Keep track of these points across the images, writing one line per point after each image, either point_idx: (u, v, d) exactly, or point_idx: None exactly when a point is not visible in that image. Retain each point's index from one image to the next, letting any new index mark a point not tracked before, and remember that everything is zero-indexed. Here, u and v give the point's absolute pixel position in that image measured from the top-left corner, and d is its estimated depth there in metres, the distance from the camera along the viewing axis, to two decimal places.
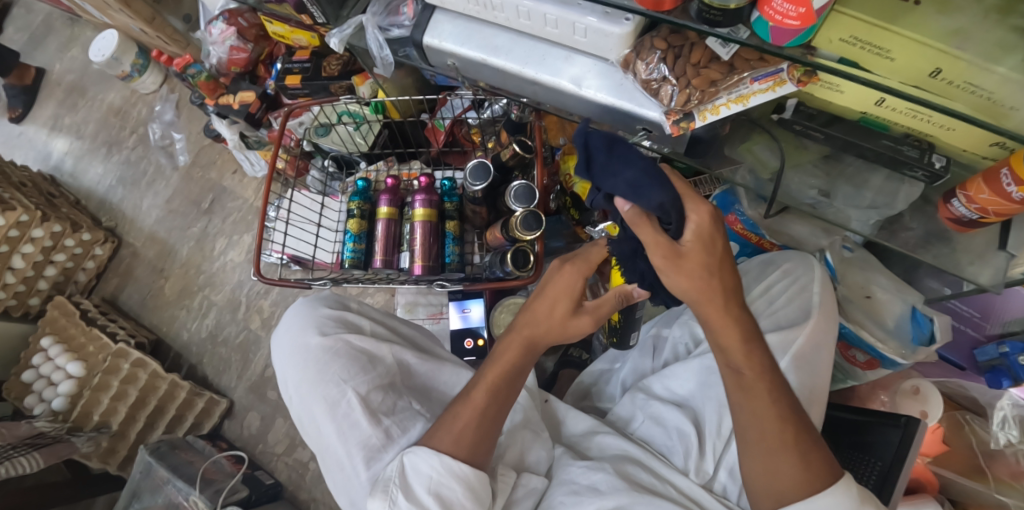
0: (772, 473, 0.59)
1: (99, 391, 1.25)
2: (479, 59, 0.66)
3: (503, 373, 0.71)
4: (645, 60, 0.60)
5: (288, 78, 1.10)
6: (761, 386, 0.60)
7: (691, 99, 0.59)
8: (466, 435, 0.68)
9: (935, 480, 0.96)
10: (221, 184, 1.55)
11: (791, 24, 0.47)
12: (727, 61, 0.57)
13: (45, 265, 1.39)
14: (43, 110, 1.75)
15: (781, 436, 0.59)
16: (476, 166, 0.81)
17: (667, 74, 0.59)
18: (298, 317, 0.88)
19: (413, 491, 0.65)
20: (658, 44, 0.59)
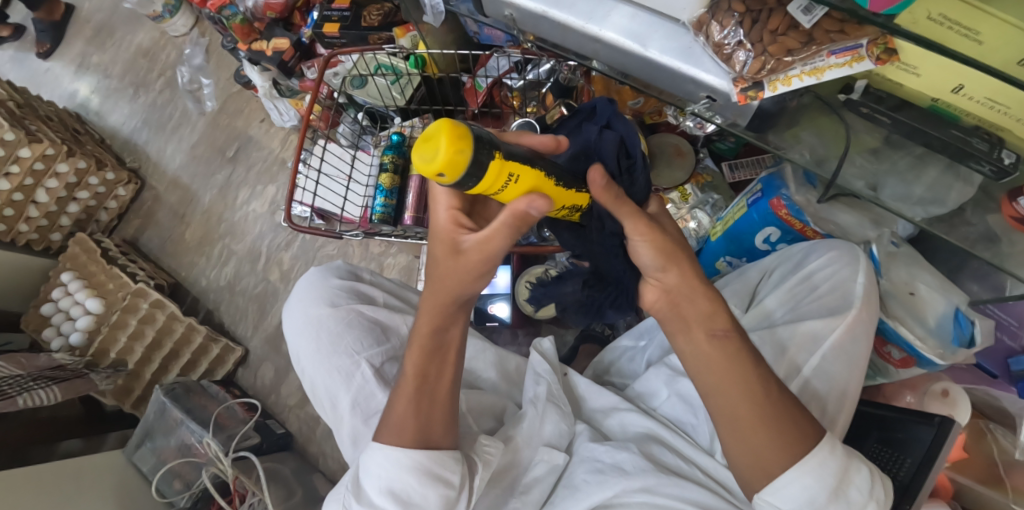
0: (755, 453, 0.57)
1: (117, 329, 1.26)
2: (540, 11, 0.62)
3: (427, 339, 0.65)
4: (720, 22, 0.54)
5: (326, 25, 1.08)
6: (746, 357, 0.59)
7: (765, 68, 0.54)
8: (410, 424, 0.64)
9: (949, 485, 0.95)
10: (247, 133, 1.53)
11: None
12: (806, 30, 0.52)
13: (69, 201, 1.40)
14: (71, 48, 1.73)
15: (757, 410, 0.57)
16: (522, 124, 0.79)
17: (743, 39, 0.54)
18: (309, 286, 0.87)
19: (364, 493, 0.63)
20: (736, 7, 0.53)
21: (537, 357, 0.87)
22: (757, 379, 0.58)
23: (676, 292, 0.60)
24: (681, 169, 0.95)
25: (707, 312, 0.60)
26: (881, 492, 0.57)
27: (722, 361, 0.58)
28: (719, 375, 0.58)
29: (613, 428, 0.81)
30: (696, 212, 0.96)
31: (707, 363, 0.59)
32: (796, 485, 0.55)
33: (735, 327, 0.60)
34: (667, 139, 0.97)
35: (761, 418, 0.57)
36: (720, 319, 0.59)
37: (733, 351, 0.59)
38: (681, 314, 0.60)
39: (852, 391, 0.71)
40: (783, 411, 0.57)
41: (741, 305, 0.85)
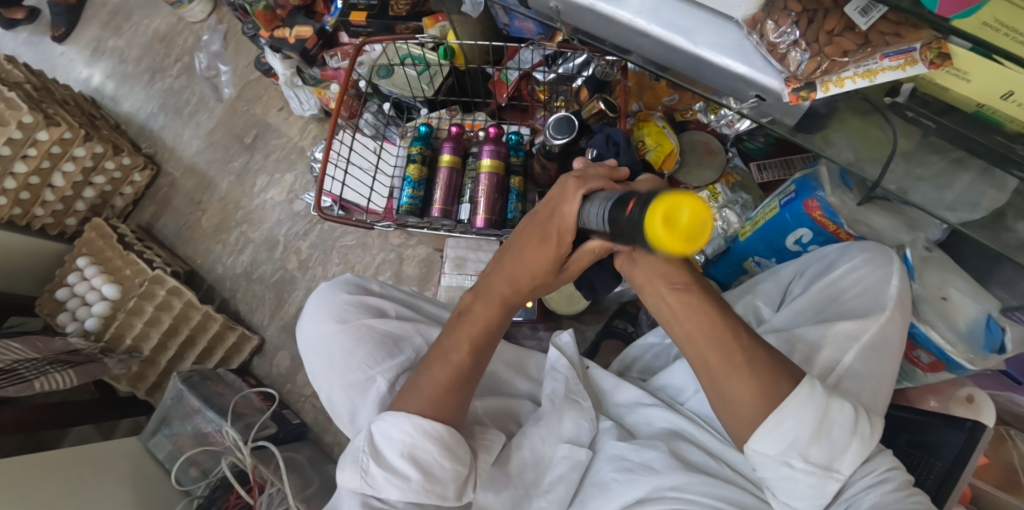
0: (732, 399, 0.58)
1: (133, 315, 1.26)
2: (586, 4, 0.61)
3: (485, 327, 0.71)
4: (776, 21, 0.53)
5: (353, 14, 1.06)
6: (706, 305, 0.61)
7: (820, 68, 0.53)
8: (448, 396, 0.67)
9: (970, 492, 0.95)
10: (266, 120, 1.52)
11: None
12: (862, 31, 0.51)
13: (84, 186, 1.39)
14: (87, 31, 1.71)
15: (723, 353, 0.58)
16: (561, 119, 0.77)
17: (798, 38, 0.53)
18: (319, 304, 0.86)
19: (382, 459, 0.64)
20: (792, 6, 0.52)
21: (555, 353, 0.86)
22: (717, 322, 0.60)
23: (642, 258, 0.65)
24: (711, 167, 0.95)
25: (663, 270, 0.63)
26: (866, 428, 0.55)
27: (681, 310, 0.62)
28: (684, 322, 0.62)
29: (638, 425, 0.81)
30: (726, 211, 0.94)
31: (675, 320, 0.63)
32: (775, 431, 0.55)
33: (694, 280, 0.63)
34: (696, 137, 0.97)
35: (728, 356, 0.58)
36: (678, 275, 0.63)
37: (692, 302, 0.62)
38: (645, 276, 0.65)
39: (879, 405, 0.69)
40: (746, 350, 0.58)
41: (769, 306, 0.84)
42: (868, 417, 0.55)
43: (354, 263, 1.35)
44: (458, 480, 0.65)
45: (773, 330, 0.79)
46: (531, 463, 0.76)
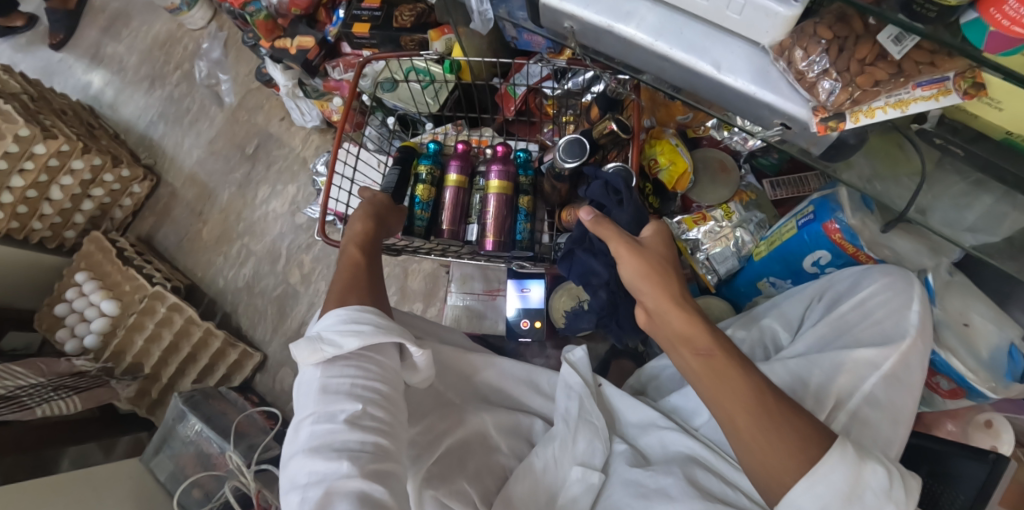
0: (763, 463, 0.52)
1: (134, 332, 1.24)
2: (603, 25, 0.57)
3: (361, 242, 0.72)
4: (805, 49, 0.50)
5: (355, 25, 1.04)
6: (734, 368, 0.55)
7: (850, 98, 0.51)
8: (354, 289, 0.64)
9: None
10: (268, 130, 1.49)
11: (1018, 33, 0.40)
12: (896, 61, 0.49)
13: (83, 198, 1.36)
14: (85, 37, 1.69)
15: (752, 416, 0.52)
16: (571, 141, 0.75)
17: (829, 66, 0.50)
18: None
19: (329, 336, 0.57)
20: (822, 33, 0.50)
21: (568, 370, 0.84)
22: (745, 384, 0.54)
23: (662, 316, 0.60)
24: (724, 185, 0.93)
25: (685, 332, 0.57)
26: (900, 494, 0.52)
27: (705, 375, 0.55)
28: (709, 386, 0.55)
29: (651, 447, 0.78)
30: (738, 231, 0.91)
31: (697, 380, 0.57)
32: (809, 496, 0.50)
33: (718, 343, 0.56)
34: (710, 154, 0.95)
35: (756, 419, 0.52)
36: (700, 339, 0.56)
37: (719, 367, 0.55)
38: (668, 332, 0.59)
39: (899, 436, 0.67)
40: (780, 416, 0.53)
41: (787, 332, 0.82)
42: (900, 479, 0.52)
43: None
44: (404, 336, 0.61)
45: (794, 356, 0.76)
46: (543, 488, 0.72)
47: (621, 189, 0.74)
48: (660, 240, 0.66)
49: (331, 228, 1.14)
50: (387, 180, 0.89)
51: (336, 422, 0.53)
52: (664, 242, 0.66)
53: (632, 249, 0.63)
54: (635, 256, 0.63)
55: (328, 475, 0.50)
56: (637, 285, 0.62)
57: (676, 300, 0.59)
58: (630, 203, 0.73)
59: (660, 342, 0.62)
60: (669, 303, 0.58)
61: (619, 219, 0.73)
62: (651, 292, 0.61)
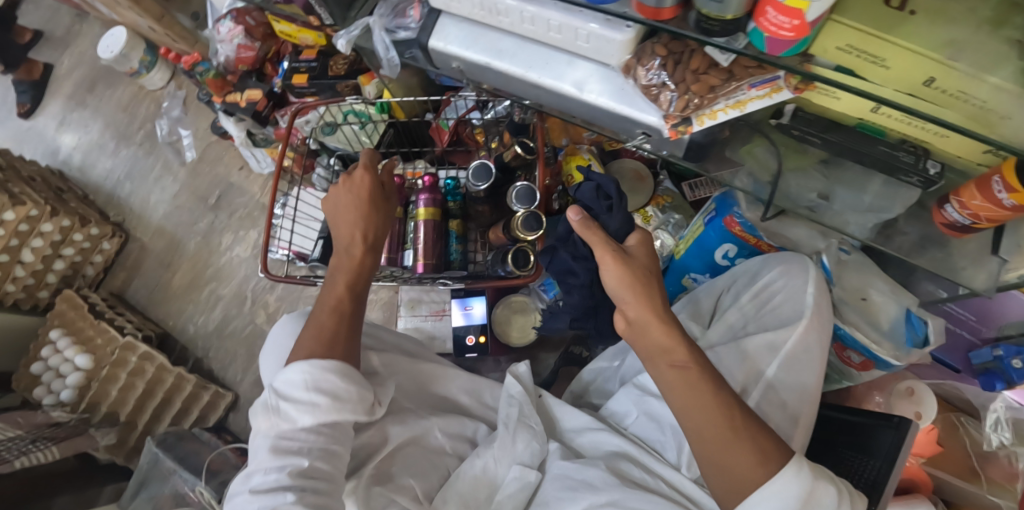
0: (727, 469, 0.57)
1: (108, 382, 1.28)
2: (483, 62, 0.64)
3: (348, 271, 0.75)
4: (645, 65, 0.56)
5: (295, 77, 1.13)
6: (706, 382, 0.59)
7: (690, 105, 0.55)
8: (336, 338, 0.69)
9: (928, 480, 0.97)
10: (228, 179, 1.56)
11: (786, 37, 0.41)
12: (726, 67, 0.53)
13: (54, 258, 1.42)
14: (52, 105, 1.76)
15: (723, 428, 0.57)
16: (478, 166, 0.82)
17: (667, 80, 0.55)
18: (285, 330, 0.85)
19: (287, 393, 0.64)
20: (658, 51, 0.55)
21: (511, 381, 0.89)
22: (718, 398, 0.58)
23: (640, 324, 0.62)
24: (640, 193, 1.01)
25: (665, 345, 0.61)
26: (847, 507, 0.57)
27: (680, 387, 0.59)
28: (682, 396, 0.59)
29: (585, 446, 0.84)
30: (659, 233, 0.99)
31: (673, 392, 0.60)
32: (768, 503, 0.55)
33: (695, 357, 0.60)
34: (625, 164, 1.02)
35: (722, 432, 0.57)
36: (679, 352, 0.60)
37: (694, 380, 0.59)
38: (647, 345, 0.62)
39: (802, 415, 0.73)
40: (746, 430, 0.57)
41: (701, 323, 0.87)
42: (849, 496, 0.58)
43: None
44: (363, 402, 0.67)
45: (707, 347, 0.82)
46: (483, 482, 0.78)
47: (612, 193, 0.79)
48: (645, 250, 0.69)
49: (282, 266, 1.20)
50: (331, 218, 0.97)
51: (282, 473, 0.60)
52: (648, 251, 0.69)
53: (619, 257, 0.66)
54: (622, 263, 0.65)
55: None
56: (622, 294, 0.64)
57: (658, 313, 0.62)
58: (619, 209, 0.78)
59: (637, 350, 0.64)
60: (652, 314, 0.61)
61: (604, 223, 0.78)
62: (633, 302, 0.63)
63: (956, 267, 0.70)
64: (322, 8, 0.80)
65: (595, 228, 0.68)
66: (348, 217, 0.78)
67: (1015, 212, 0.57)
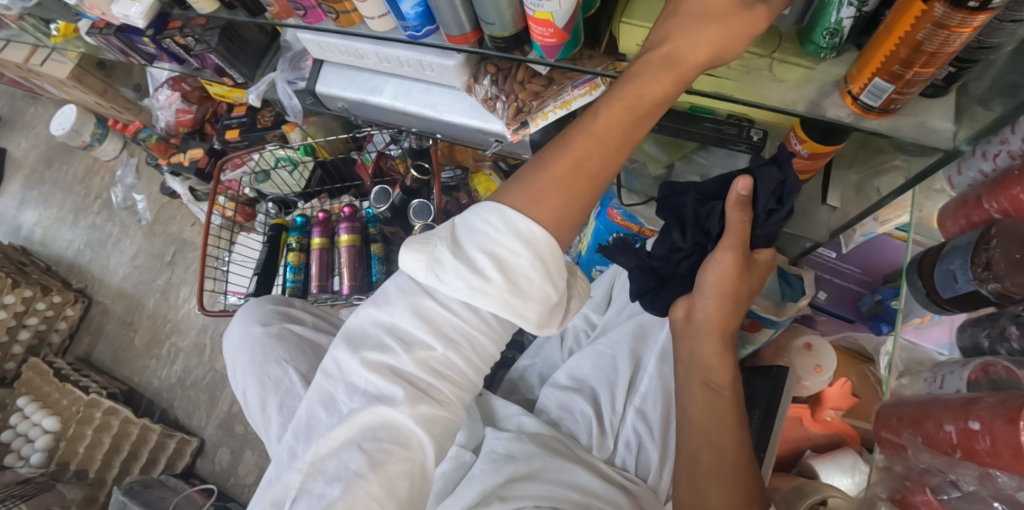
0: (702, 493, 0.60)
1: (74, 441, 1.33)
2: (359, 99, 0.75)
3: (611, 129, 0.52)
4: (480, 82, 0.66)
5: (227, 133, 1.22)
6: (730, 414, 0.63)
7: (521, 110, 0.66)
8: (553, 196, 0.53)
9: (853, 432, 1.02)
10: (182, 236, 1.65)
11: (550, 41, 0.49)
12: (546, 75, 0.63)
13: (19, 329, 1.48)
14: (11, 186, 1.85)
15: (719, 459, 0.60)
16: (379, 191, 0.94)
17: (498, 92, 0.66)
18: (245, 311, 0.87)
19: (460, 247, 0.53)
20: (488, 69, 0.65)
21: None
22: (733, 431, 0.62)
23: (695, 329, 0.65)
24: None
25: (710, 364, 0.65)
26: None
27: (702, 407, 0.64)
28: (698, 419, 0.63)
29: (506, 419, 0.85)
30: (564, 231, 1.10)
31: (693, 404, 0.64)
32: None
33: (731, 387, 0.64)
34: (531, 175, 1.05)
35: (721, 461, 0.60)
36: (718, 376, 0.64)
37: (721, 406, 0.63)
38: (694, 354, 0.66)
39: None
40: (741, 472, 0.60)
41: (597, 312, 0.97)
42: None
43: None
44: (545, 303, 0.53)
45: (602, 334, 0.92)
46: None
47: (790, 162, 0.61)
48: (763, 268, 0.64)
49: (213, 300, 1.27)
50: (266, 255, 1.07)
51: (413, 344, 0.55)
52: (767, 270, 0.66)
53: (740, 265, 0.61)
54: (741, 270, 0.61)
55: (367, 432, 0.54)
56: (708, 293, 0.63)
57: (723, 347, 0.65)
58: (780, 218, 0.61)
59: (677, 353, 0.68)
60: (717, 336, 0.64)
61: (755, 216, 0.61)
62: (711, 308, 0.64)
63: (797, 219, 0.79)
64: (232, 70, 0.93)
65: (745, 211, 0.60)
66: (742, 17, 0.47)
67: (813, 160, 0.65)
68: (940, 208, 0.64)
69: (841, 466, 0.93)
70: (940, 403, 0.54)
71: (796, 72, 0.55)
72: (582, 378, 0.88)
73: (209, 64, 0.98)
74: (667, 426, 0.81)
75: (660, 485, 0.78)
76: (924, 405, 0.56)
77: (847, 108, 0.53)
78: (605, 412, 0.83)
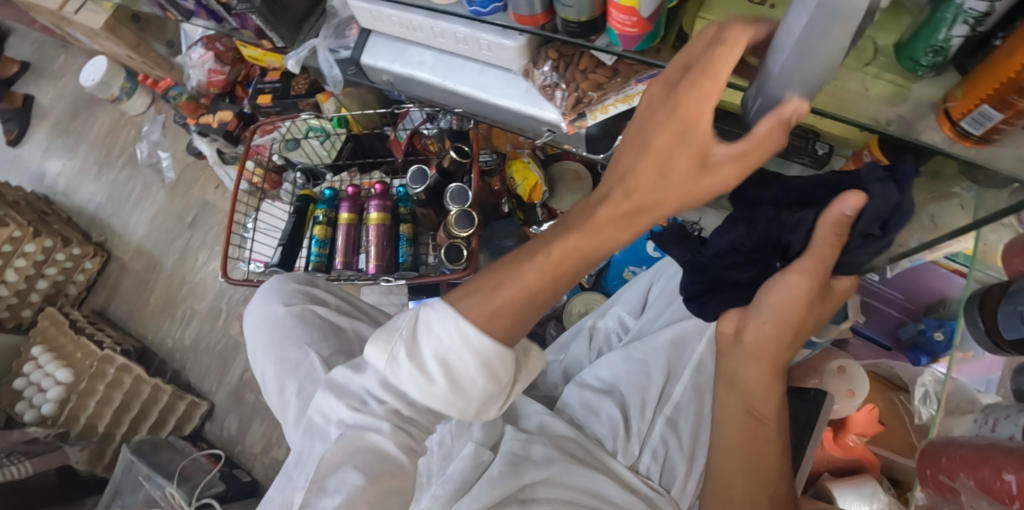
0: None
1: (86, 395, 1.33)
2: (406, 74, 0.72)
3: (571, 254, 0.51)
4: (539, 67, 0.63)
5: (260, 97, 1.19)
6: (770, 442, 0.61)
7: (580, 101, 0.63)
8: (504, 314, 0.51)
9: (874, 459, 0.99)
10: (204, 199, 1.63)
11: (631, 32, 0.46)
12: (611, 65, 0.60)
13: (37, 278, 1.47)
14: (38, 133, 1.84)
15: (755, 483, 0.61)
16: (415, 171, 0.91)
17: (558, 80, 0.63)
18: (267, 288, 0.86)
19: (416, 345, 0.52)
20: (550, 54, 0.62)
21: None
22: (773, 458, 0.61)
23: (744, 351, 0.59)
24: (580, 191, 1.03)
25: (755, 390, 0.60)
26: None
27: (741, 431, 0.61)
28: (737, 443, 0.62)
29: (526, 422, 0.83)
30: None
31: (731, 427, 0.62)
32: None
33: (776, 415, 0.61)
34: (567, 166, 1.07)
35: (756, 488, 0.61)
36: (763, 403, 0.60)
37: (761, 432, 0.61)
38: (739, 377, 0.60)
39: None
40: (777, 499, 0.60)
41: (631, 314, 0.94)
42: None
43: None
44: (490, 403, 0.52)
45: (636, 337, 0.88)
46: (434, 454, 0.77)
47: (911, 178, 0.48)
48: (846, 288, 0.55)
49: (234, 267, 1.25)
50: (291, 226, 1.04)
51: (380, 409, 0.55)
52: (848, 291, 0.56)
53: (816, 291, 0.52)
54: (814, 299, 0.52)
55: (358, 451, 0.53)
56: (767, 316, 0.55)
57: (774, 370, 0.59)
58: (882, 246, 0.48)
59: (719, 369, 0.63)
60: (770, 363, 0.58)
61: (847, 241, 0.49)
62: (768, 330, 0.56)
63: None
64: (272, 33, 0.89)
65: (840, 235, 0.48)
66: (705, 181, 0.45)
67: None
68: (1009, 244, 0.61)
69: (861, 493, 0.90)
70: (1000, 449, 0.51)
71: (886, 87, 0.51)
72: (612, 381, 0.85)
73: (249, 25, 0.95)
74: (699, 438, 0.78)
75: (684, 498, 0.76)
76: (980, 449, 0.53)
77: (943, 133, 0.49)
78: (634, 419, 0.79)
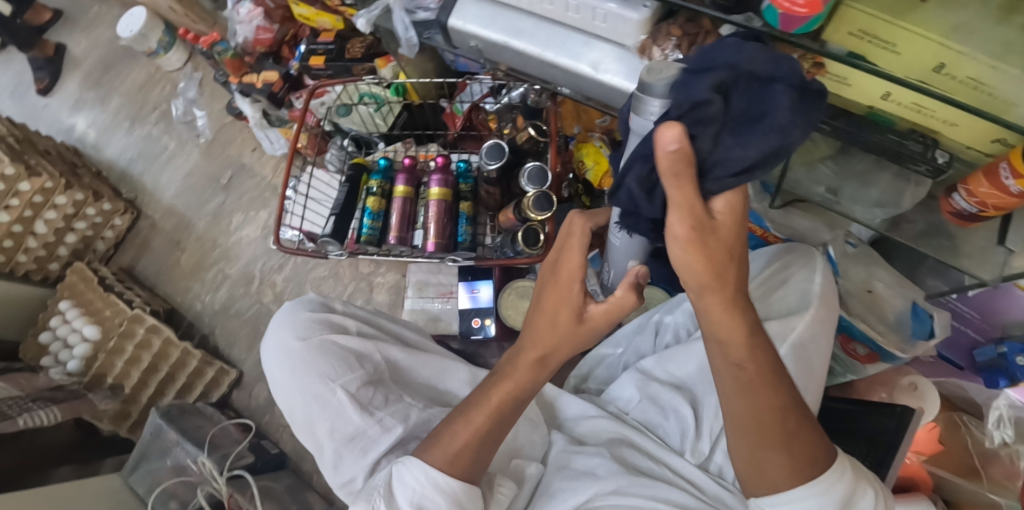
0: (761, 470, 0.58)
1: (114, 355, 1.30)
2: (501, 40, 0.71)
3: (510, 396, 0.66)
4: (660, 45, 0.63)
5: (312, 59, 1.13)
6: (762, 385, 0.57)
7: None
8: (463, 453, 0.66)
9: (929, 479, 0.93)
10: (240, 161, 1.58)
11: (799, 11, 0.50)
12: None
13: (66, 231, 1.43)
14: (69, 83, 1.79)
15: (768, 428, 0.57)
16: (492, 146, 0.87)
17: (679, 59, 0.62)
18: (286, 318, 0.87)
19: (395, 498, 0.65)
20: (673, 32, 0.62)
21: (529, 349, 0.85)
22: (770, 403, 0.57)
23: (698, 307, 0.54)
24: None
25: (724, 336, 0.55)
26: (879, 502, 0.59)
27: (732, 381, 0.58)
28: (739, 396, 0.58)
29: (586, 433, 0.81)
30: None
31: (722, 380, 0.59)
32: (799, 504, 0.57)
33: (753, 354, 0.56)
34: None
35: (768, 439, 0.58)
36: (735, 348, 0.56)
37: (749, 377, 0.57)
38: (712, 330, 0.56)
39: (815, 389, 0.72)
40: (795, 443, 0.57)
41: None
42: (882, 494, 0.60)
43: (327, 293, 1.41)
44: None
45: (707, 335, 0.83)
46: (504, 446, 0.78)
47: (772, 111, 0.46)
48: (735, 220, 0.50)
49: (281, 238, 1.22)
50: (344, 196, 0.99)
51: None
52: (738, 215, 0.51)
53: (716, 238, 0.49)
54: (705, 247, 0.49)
55: None
56: (687, 268, 0.50)
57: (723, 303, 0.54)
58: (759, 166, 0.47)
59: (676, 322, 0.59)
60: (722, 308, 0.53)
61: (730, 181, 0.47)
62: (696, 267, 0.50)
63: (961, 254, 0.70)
64: None
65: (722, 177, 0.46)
66: (585, 331, 0.62)
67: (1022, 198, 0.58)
68: None
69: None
70: None
71: None
72: (681, 378, 0.82)
73: None
74: None
75: None
76: None
77: None
78: (706, 414, 0.77)
